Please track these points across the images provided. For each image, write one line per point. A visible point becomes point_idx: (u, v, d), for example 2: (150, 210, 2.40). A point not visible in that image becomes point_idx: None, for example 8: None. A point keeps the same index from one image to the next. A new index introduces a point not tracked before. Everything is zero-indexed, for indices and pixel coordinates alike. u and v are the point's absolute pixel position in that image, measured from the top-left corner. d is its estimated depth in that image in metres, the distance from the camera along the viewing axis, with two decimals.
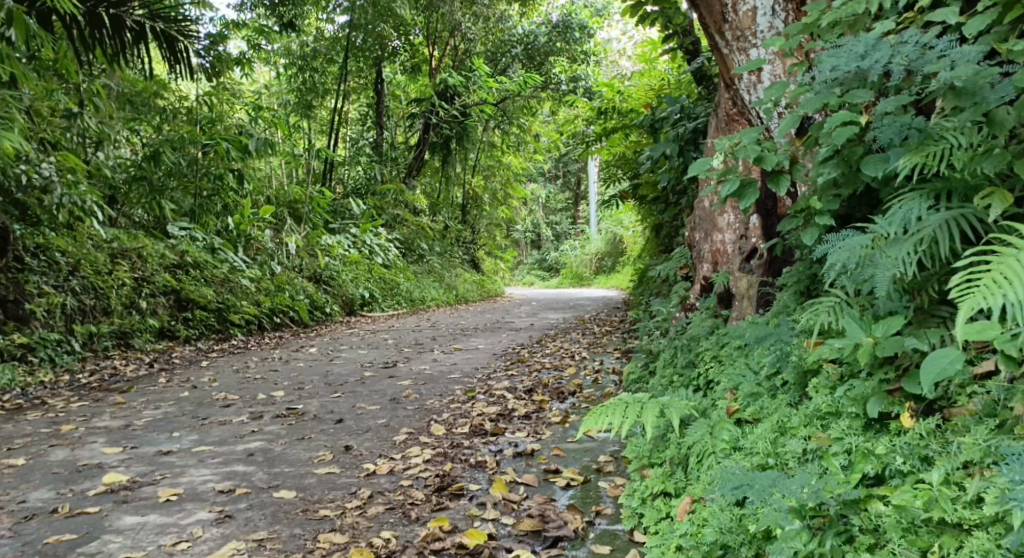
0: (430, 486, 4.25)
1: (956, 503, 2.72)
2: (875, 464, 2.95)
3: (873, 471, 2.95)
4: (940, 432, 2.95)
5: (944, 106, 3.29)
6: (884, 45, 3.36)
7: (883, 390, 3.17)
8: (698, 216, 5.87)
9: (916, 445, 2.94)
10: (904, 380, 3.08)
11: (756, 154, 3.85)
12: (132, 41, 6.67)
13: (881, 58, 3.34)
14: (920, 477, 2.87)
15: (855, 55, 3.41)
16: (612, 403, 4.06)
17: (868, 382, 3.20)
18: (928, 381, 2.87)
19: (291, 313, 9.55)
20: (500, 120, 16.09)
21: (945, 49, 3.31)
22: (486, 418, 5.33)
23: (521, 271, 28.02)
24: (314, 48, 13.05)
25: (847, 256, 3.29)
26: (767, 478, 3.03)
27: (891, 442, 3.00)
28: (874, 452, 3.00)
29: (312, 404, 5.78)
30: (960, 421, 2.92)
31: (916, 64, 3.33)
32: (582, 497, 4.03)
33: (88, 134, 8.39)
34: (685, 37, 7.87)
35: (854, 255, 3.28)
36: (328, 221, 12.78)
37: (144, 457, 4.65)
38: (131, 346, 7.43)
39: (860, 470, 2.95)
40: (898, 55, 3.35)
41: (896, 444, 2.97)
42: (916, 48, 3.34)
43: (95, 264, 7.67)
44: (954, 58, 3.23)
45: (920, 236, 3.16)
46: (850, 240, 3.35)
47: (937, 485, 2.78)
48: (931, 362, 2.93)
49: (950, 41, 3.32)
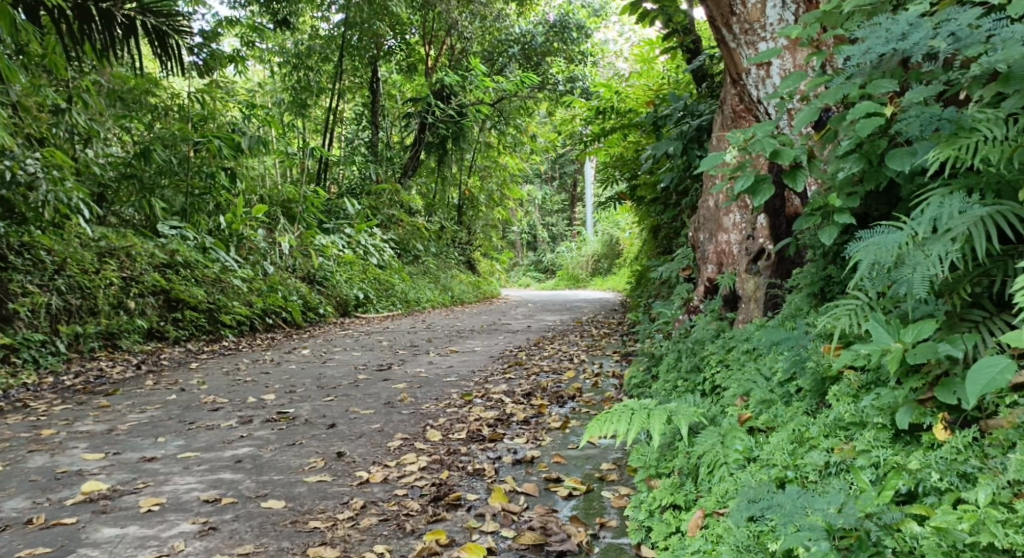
0: (426, 496, 4.05)
1: (1006, 526, 2.52)
2: (907, 480, 2.76)
3: (906, 487, 2.75)
4: (979, 446, 2.77)
5: (985, 94, 3.06)
6: (926, 24, 3.13)
7: (913, 399, 2.97)
8: (701, 215, 5.69)
9: (953, 460, 2.75)
10: (937, 390, 2.89)
11: (772, 148, 3.63)
12: (122, 36, 6.42)
13: (921, 40, 3.13)
14: (960, 497, 2.68)
15: (892, 36, 3.19)
16: (617, 409, 3.89)
17: (897, 391, 3.00)
18: (974, 394, 2.67)
19: (284, 315, 9.34)
20: (496, 120, 15.90)
21: (994, 27, 3.07)
22: (484, 423, 5.14)
23: (516, 272, 27.70)
24: (309, 47, 12.85)
25: (874, 254, 3.06)
26: (795, 499, 2.82)
27: (925, 456, 2.81)
28: (906, 468, 2.81)
29: (304, 408, 5.59)
30: (1002, 435, 2.74)
31: (960, 45, 3.08)
32: (585, 508, 3.85)
33: (77, 131, 8.16)
34: (685, 36, 7.71)
35: (883, 251, 3.06)
36: (323, 220, 12.54)
37: (126, 464, 4.44)
38: (118, 347, 7.21)
39: (892, 486, 2.75)
40: (941, 35, 3.12)
41: (930, 458, 2.79)
42: (964, 22, 3.08)
43: (82, 263, 7.48)
44: (1004, 38, 3.00)
45: (954, 234, 2.94)
46: (876, 238, 3.12)
47: (984, 507, 2.58)
48: (977, 372, 2.72)
49: (998, 19, 3.08)
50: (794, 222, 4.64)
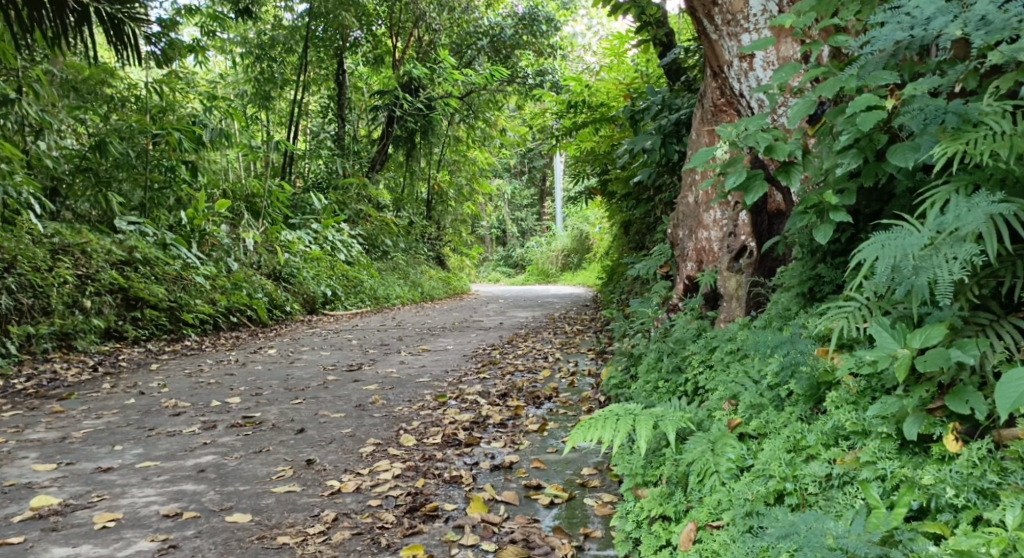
0: (402, 506, 3.86)
1: None
2: (920, 496, 2.70)
3: (917, 504, 2.70)
4: (994, 458, 2.70)
5: (1002, 86, 2.96)
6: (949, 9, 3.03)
7: (923, 409, 2.88)
8: (680, 212, 5.52)
9: (969, 475, 2.68)
10: (948, 399, 2.80)
11: (766, 144, 3.51)
12: (75, 24, 6.08)
13: (940, 27, 3.03)
14: (980, 515, 2.62)
15: (914, 22, 3.11)
16: (601, 415, 3.70)
17: (906, 400, 2.90)
18: (1004, 410, 2.56)
19: (249, 313, 9.05)
20: (465, 114, 15.62)
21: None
22: (459, 426, 4.94)
23: (486, 268, 27.52)
24: (272, 37, 12.53)
25: (879, 252, 2.96)
26: (808, 524, 2.69)
27: (939, 470, 2.74)
28: (919, 483, 2.74)
29: (271, 412, 5.35)
30: (1020, 448, 2.67)
31: (985, 32, 2.95)
32: (568, 517, 3.69)
33: (28, 122, 7.88)
34: (659, 28, 7.50)
35: (888, 250, 2.95)
36: (288, 215, 12.25)
37: (79, 476, 4.19)
38: (73, 348, 6.91)
39: (904, 503, 2.69)
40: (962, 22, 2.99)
41: (944, 473, 2.71)
42: (992, 6, 2.95)
43: (33, 260, 7.17)
44: None
45: (963, 233, 2.84)
46: (884, 237, 3.00)
47: (1012, 529, 2.51)
48: (1004, 386, 2.60)
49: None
50: (775, 220, 4.58)
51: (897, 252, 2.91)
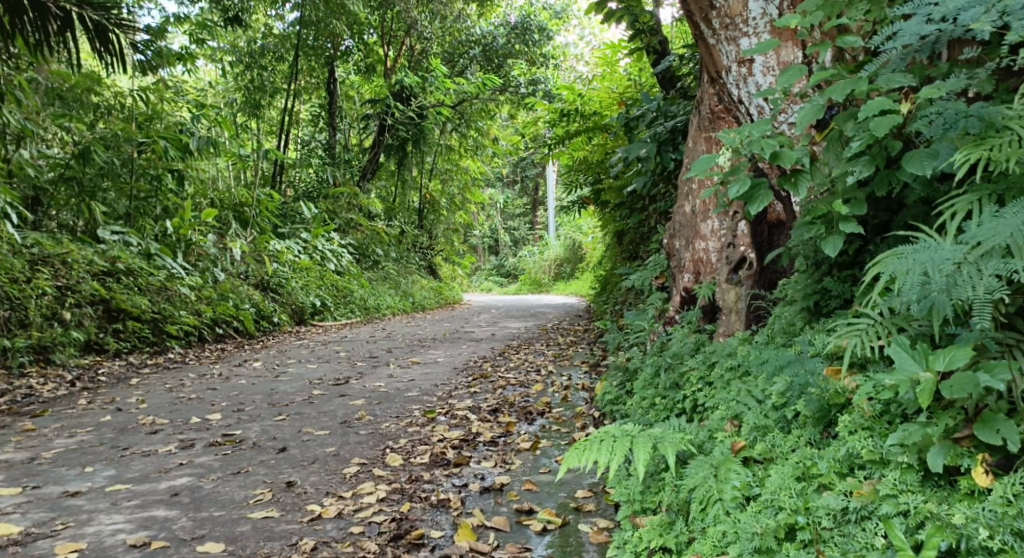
0: (386, 534, 3.63)
1: None
2: (949, 536, 2.53)
3: (946, 544, 2.52)
4: None
5: None
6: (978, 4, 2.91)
7: (948, 438, 2.70)
8: (676, 222, 5.31)
9: (1004, 514, 2.51)
10: (977, 428, 2.64)
11: (772, 150, 3.29)
12: (58, 31, 5.86)
13: (970, 20, 2.91)
14: None
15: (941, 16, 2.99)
16: (596, 436, 3.47)
17: (929, 428, 2.73)
18: None
19: (235, 324, 8.81)
20: (457, 122, 15.44)
21: None
22: (448, 445, 4.71)
23: (478, 277, 27.38)
24: (262, 45, 12.31)
25: (902, 268, 2.80)
26: None
27: (970, 508, 2.57)
28: (949, 522, 2.56)
29: (252, 430, 5.12)
30: None
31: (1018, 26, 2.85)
32: (562, 546, 3.48)
33: (8, 130, 7.64)
34: (653, 36, 7.25)
35: (912, 265, 2.79)
36: (277, 224, 12.01)
37: (45, 501, 3.96)
38: (51, 362, 6.67)
39: (933, 544, 2.51)
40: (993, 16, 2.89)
41: (977, 511, 2.54)
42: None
43: (11, 271, 6.93)
44: None
45: (991, 247, 2.69)
46: (907, 253, 2.84)
47: None
48: None
49: None
50: (775, 230, 4.41)
51: (921, 267, 2.76)
